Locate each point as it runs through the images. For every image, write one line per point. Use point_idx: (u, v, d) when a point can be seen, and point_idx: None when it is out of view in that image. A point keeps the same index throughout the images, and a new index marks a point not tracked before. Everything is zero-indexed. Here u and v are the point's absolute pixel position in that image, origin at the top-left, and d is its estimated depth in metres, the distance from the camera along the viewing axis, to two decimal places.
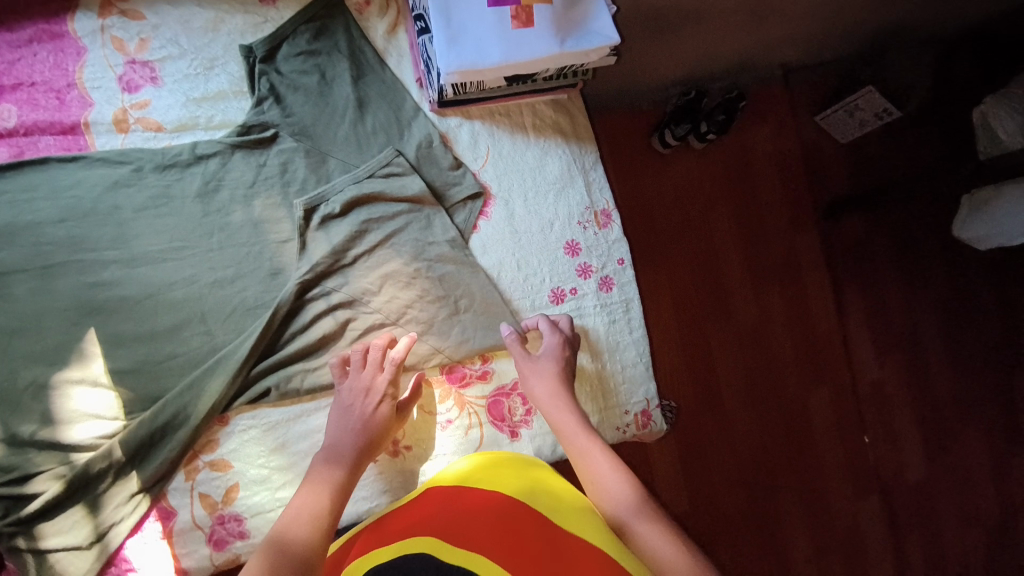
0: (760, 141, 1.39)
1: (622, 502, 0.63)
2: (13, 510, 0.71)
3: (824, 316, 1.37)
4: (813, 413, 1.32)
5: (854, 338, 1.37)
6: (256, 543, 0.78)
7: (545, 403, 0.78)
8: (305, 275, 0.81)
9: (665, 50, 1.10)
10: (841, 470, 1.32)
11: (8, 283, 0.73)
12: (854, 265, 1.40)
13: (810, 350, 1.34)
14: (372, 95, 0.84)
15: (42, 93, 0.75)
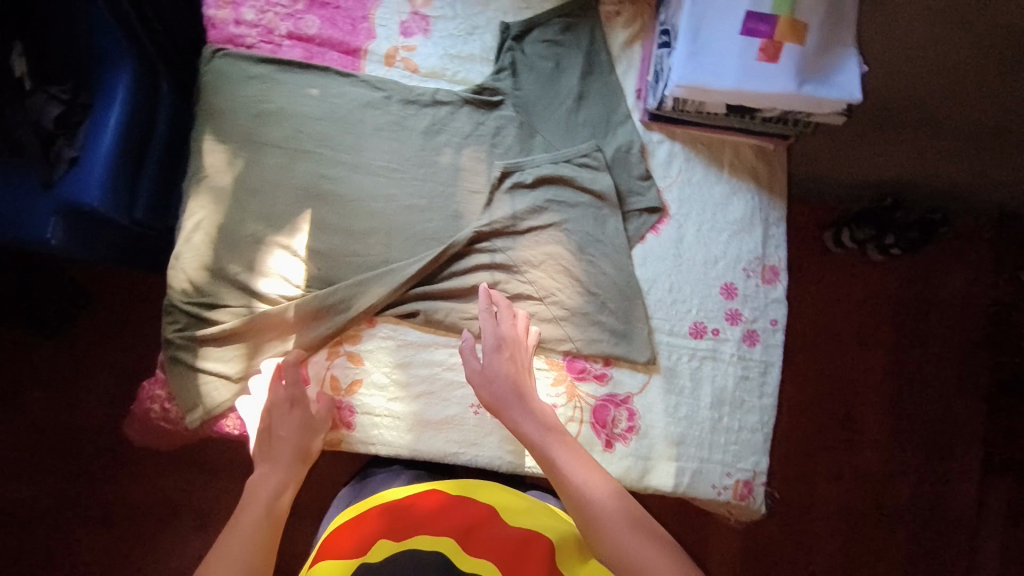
0: (938, 276, 1.38)
1: (605, 508, 0.69)
2: (195, 326, 0.89)
3: (936, 475, 1.32)
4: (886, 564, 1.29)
5: (959, 508, 1.32)
6: (359, 436, 0.88)
7: (513, 407, 0.78)
8: (480, 228, 0.88)
9: (877, 150, 1.07)
10: None
11: (265, 152, 0.90)
12: (988, 436, 1.34)
13: (908, 503, 1.31)
14: (593, 92, 0.90)
15: (342, 17, 0.91)
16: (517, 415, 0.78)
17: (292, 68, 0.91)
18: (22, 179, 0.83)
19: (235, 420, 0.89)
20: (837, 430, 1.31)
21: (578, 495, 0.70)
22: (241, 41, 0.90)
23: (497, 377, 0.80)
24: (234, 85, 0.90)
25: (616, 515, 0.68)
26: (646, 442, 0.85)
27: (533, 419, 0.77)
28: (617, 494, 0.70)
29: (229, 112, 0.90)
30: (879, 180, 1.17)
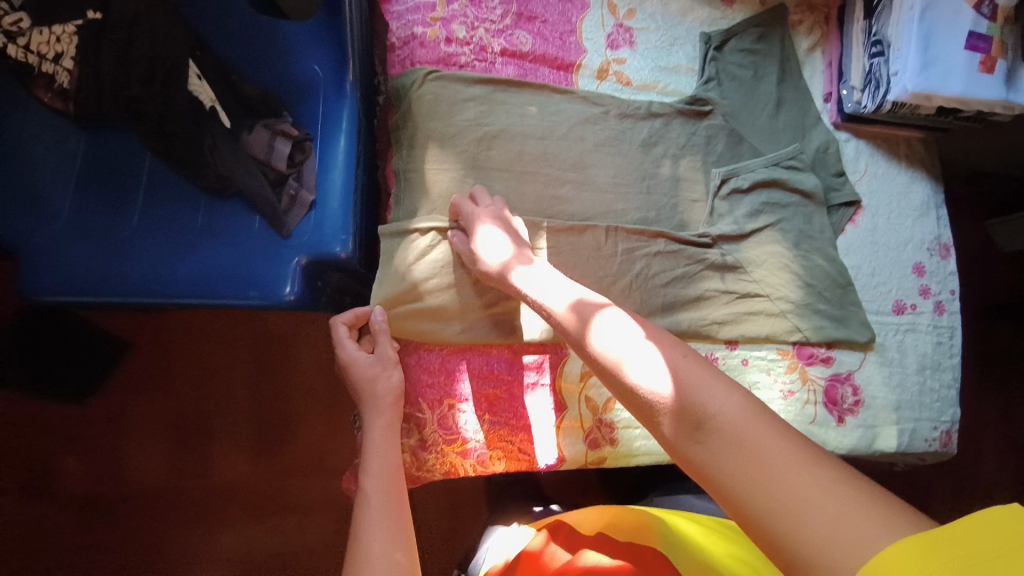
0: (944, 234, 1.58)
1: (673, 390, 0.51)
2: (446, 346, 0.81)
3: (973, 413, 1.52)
4: (941, 497, 1.46)
5: (987, 439, 1.50)
6: (622, 452, 0.88)
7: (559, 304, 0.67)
8: (710, 237, 0.92)
9: None
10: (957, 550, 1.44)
11: (494, 178, 0.85)
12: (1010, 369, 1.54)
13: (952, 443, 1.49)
14: (788, 98, 0.97)
15: (551, 33, 0.89)
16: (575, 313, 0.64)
17: (508, 87, 0.87)
18: (258, 229, 0.76)
19: (497, 459, 0.84)
20: None
21: (636, 354, 0.56)
22: (456, 60, 0.86)
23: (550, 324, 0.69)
24: (453, 109, 0.84)
25: (681, 363, 0.53)
26: (870, 413, 0.96)
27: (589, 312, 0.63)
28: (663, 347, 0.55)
29: (451, 137, 0.84)
30: None
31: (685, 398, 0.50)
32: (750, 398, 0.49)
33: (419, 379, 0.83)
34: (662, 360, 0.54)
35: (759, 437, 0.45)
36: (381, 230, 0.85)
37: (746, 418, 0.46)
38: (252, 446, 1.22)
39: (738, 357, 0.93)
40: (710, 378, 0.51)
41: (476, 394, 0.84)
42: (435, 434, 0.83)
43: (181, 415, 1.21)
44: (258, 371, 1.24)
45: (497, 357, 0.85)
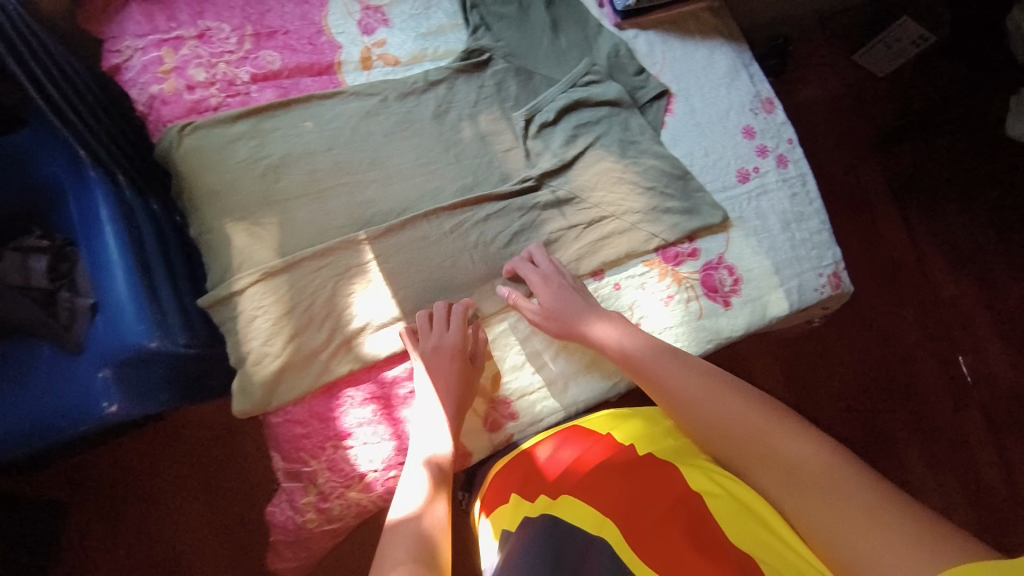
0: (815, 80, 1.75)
1: (741, 427, 0.60)
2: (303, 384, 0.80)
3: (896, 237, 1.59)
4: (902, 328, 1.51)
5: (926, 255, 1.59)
6: (527, 422, 0.83)
7: (626, 347, 0.74)
8: (533, 178, 0.90)
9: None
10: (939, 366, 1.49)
11: (293, 207, 0.82)
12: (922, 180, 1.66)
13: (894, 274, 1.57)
14: (563, 17, 0.95)
15: (297, 40, 0.85)
16: (637, 359, 0.72)
17: (272, 111, 0.82)
18: (49, 354, 0.76)
19: (403, 479, 0.81)
20: None
21: (701, 399, 0.64)
22: (206, 105, 0.81)
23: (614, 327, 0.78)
24: (222, 155, 0.80)
25: (750, 413, 0.60)
26: (754, 286, 0.95)
27: (649, 356, 0.71)
28: (725, 387, 0.63)
29: (232, 184, 0.80)
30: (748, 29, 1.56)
31: (757, 449, 0.58)
32: (820, 439, 0.56)
33: (293, 432, 0.80)
34: (724, 401, 0.62)
35: (815, 456, 0.54)
36: (202, 303, 0.80)
37: (808, 452, 0.55)
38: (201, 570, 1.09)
39: (609, 285, 0.92)
40: (774, 416, 0.59)
41: (358, 424, 0.81)
42: (331, 480, 0.80)
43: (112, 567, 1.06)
44: (184, 481, 1.11)
45: (366, 382, 0.82)
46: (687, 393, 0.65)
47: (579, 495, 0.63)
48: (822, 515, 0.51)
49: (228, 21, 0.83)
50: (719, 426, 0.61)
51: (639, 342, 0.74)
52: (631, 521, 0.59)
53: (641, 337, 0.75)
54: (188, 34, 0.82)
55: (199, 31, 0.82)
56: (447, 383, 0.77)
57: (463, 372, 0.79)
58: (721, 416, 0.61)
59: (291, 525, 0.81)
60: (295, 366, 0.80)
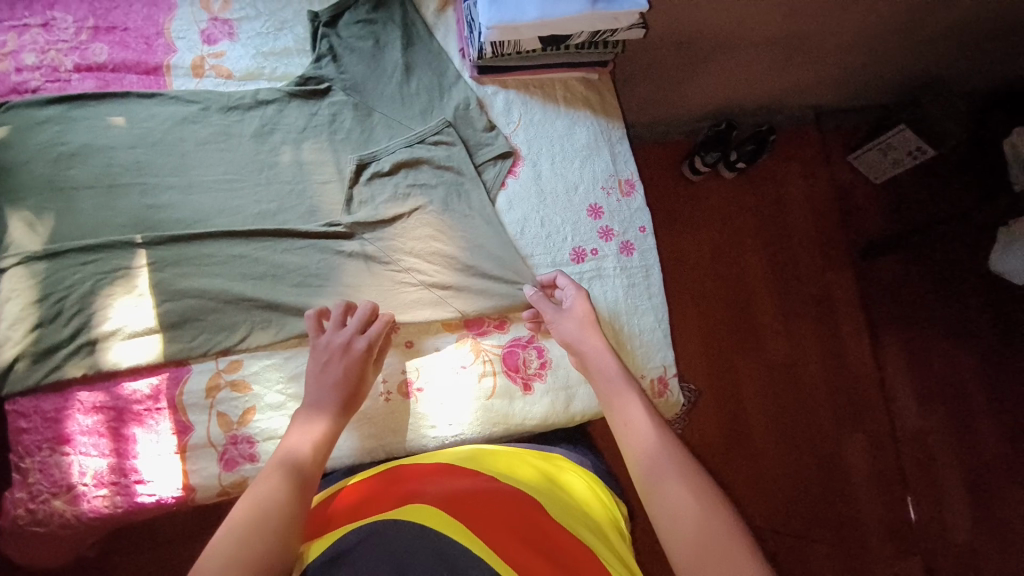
0: (791, 181, 1.83)
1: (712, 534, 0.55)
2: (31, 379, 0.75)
3: (860, 352, 1.71)
4: (849, 449, 1.63)
5: (892, 377, 1.70)
6: (265, 468, 0.78)
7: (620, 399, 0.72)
8: (345, 226, 0.85)
9: (715, 77, 1.46)
10: (870, 480, 1.61)
11: (75, 197, 0.80)
12: (890, 305, 1.75)
13: (845, 393, 1.68)
14: (419, 62, 0.93)
15: (134, 39, 0.86)
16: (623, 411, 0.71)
17: (85, 100, 0.83)
18: None
19: (115, 501, 0.74)
20: (755, 343, 1.68)
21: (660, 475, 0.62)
22: (27, 87, 0.83)
23: (590, 350, 0.78)
24: (24, 134, 0.81)
25: (715, 515, 0.57)
26: (561, 373, 0.87)
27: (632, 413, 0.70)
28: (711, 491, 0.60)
29: (24, 163, 0.80)
30: (708, 110, 1.63)
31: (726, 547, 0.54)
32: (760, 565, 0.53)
33: (17, 424, 0.75)
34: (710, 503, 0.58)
35: None
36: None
37: None
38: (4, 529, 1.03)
39: (401, 341, 0.85)
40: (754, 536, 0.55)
41: (84, 431, 0.75)
42: (39, 483, 0.73)
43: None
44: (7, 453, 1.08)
45: (102, 389, 0.77)
46: (653, 474, 0.63)
47: (445, 498, 0.60)
48: None
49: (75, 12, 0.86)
50: (694, 524, 0.57)
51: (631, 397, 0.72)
52: (511, 551, 0.53)
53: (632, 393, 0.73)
54: (35, 22, 0.85)
55: (45, 20, 0.85)
56: (333, 381, 0.74)
57: (362, 369, 0.76)
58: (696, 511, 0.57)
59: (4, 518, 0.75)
60: (29, 358, 0.75)
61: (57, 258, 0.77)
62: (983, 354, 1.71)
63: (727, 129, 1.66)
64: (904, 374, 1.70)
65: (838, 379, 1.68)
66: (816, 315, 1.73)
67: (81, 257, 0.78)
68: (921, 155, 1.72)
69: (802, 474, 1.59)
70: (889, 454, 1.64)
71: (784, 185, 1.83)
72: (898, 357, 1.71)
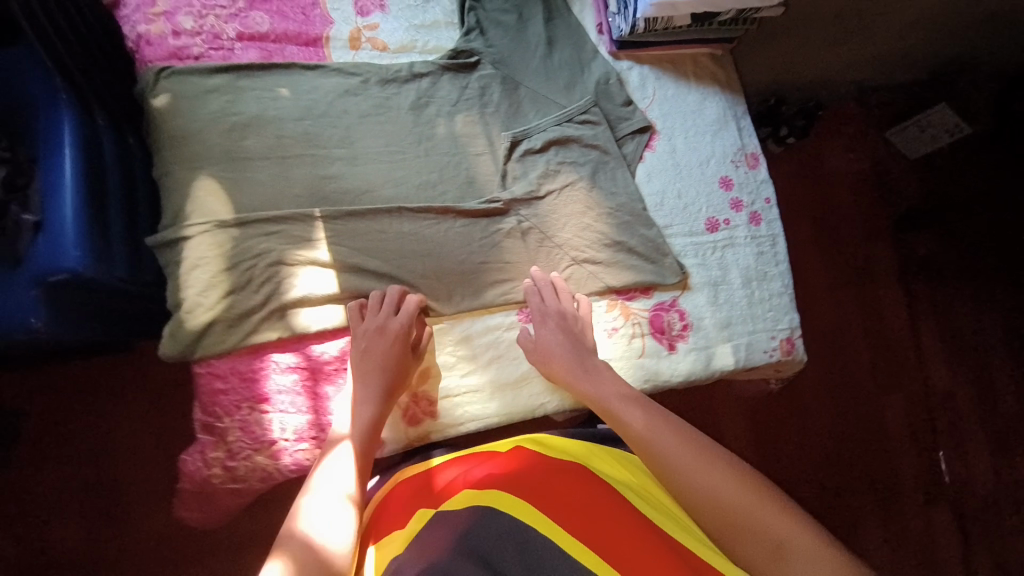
0: (836, 153, 1.76)
1: (722, 498, 0.57)
2: (229, 342, 0.78)
3: (901, 317, 1.64)
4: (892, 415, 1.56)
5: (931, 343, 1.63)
6: (445, 423, 0.83)
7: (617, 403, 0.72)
8: (503, 200, 0.90)
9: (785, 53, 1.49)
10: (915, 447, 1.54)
11: (252, 166, 0.82)
12: (942, 272, 1.69)
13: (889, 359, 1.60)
14: (560, 37, 0.97)
15: (291, 9, 0.90)
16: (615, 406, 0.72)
17: (251, 71, 0.85)
18: None
19: (313, 454, 0.79)
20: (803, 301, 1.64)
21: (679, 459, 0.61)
22: (188, 53, 0.84)
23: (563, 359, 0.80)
24: (195, 103, 0.81)
25: (731, 480, 0.58)
26: (702, 334, 0.93)
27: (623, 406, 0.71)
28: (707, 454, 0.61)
29: (197, 133, 0.81)
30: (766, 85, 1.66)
31: (734, 507, 0.57)
32: (806, 522, 0.55)
33: (211, 386, 0.78)
34: (713, 469, 0.60)
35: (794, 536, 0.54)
36: (151, 241, 0.80)
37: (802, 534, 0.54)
38: (149, 488, 1.08)
39: None
40: (757, 490, 0.58)
41: (280, 390, 0.80)
42: (239, 441, 0.77)
43: (71, 476, 1.06)
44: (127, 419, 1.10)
45: (295, 351, 0.82)
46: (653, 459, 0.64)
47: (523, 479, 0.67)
48: None
49: None
50: (704, 496, 0.58)
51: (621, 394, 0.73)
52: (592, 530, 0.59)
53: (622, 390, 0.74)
54: None
55: None
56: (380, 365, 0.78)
57: (403, 354, 0.79)
58: (702, 480, 0.59)
59: (198, 477, 0.78)
60: (226, 322, 0.78)
61: (246, 226, 0.80)
62: (1007, 312, 1.67)
63: (776, 104, 1.66)
64: (932, 329, 1.64)
65: (885, 345, 1.61)
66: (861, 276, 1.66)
67: (267, 225, 0.81)
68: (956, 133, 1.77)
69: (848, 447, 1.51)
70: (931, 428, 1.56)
71: (829, 156, 1.75)
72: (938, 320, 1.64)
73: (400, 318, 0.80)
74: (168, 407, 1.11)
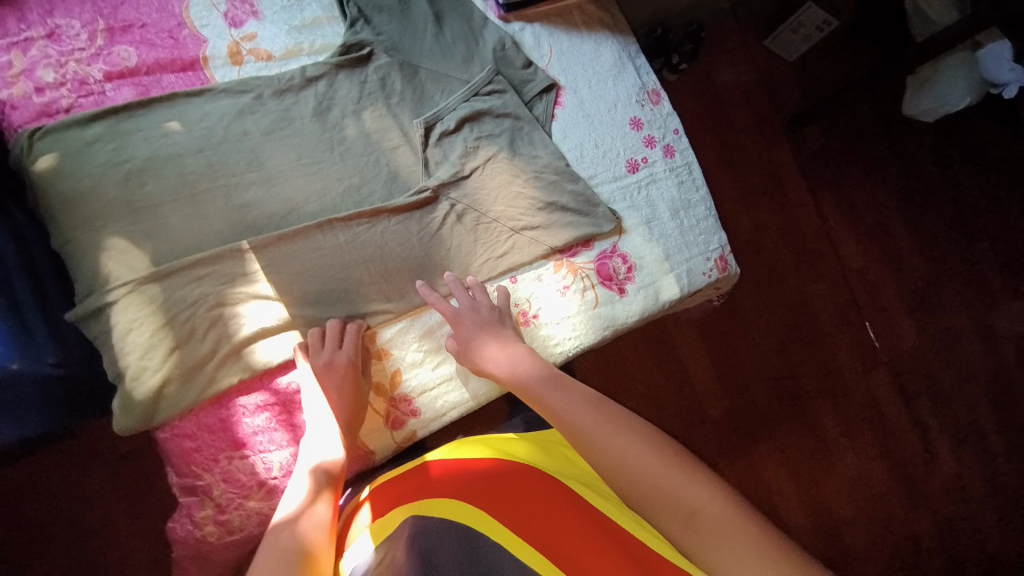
0: (724, 69, 1.84)
1: (645, 472, 0.61)
2: (191, 397, 0.76)
3: (805, 212, 1.78)
4: (812, 301, 1.71)
5: (834, 227, 1.78)
6: (429, 417, 0.86)
7: (537, 385, 0.75)
8: (431, 188, 0.90)
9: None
10: (835, 323, 1.70)
11: (164, 212, 0.78)
12: (835, 162, 1.83)
13: (801, 252, 1.74)
14: (446, 10, 0.96)
15: (156, 35, 0.83)
16: (538, 389, 0.74)
17: (130, 111, 0.79)
18: None
19: None
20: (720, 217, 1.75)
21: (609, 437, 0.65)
22: (57, 107, 0.77)
23: (487, 349, 0.81)
24: (78, 159, 0.75)
25: (650, 453, 0.62)
26: (645, 272, 0.99)
27: (544, 387, 0.74)
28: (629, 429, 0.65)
29: (90, 190, 0.75)
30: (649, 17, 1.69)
31: (651, 476, 0.60)
32: (719, 487, 0.59)
33: (182, 446, 0.76)
34: (635, 444, 0.63)
35: (706, 501, 0.57)
36: (72, 316, 0.74)
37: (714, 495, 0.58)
38: (154, 558, 1.08)
39: (505, 279, 0.93)
40: (676, 458, 0.62)
41: (256, 431, 0.79)
42: (227, 492, 0.77)
43: (71, 562, 1.05)
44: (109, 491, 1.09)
45: (260, 389, 0.80)
46: (583, 435, 0.66)
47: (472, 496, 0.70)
48: (729, 544, 0.54)
49: (78, 16, 0.81)
50: (627, 468, 0.62)
51: (545, 377, 0.76)
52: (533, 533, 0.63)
53: (546, 372, 0.77)
54: (37, 34, 0.78)
55: (48, 29, 0.79)
56: (338, 400, 0.78)
57: (354, 384, 0.79)
58: (625, 455, 0.62)
59: (192, 540, 0.77)
60: (181, 379, 0.75)
61: (174, 278, 0.76)
62: (896, 186, 1.82)
63: (662, 33, 1.67)
64: (840, 219, 1.79)
65: (796, 239, 1.75)
66: (765, 185, 1.78)
67: (195, 272, 0.77)
68: (827, 28, 1.76)
69: (779, 344, 1.65)
70: (846, 303, 1.73)
71: (717, 78, 1.83)
72: (833, 206, 1.80)
73: (343, 351, 0.80)
74: (150, 474, 1.11)
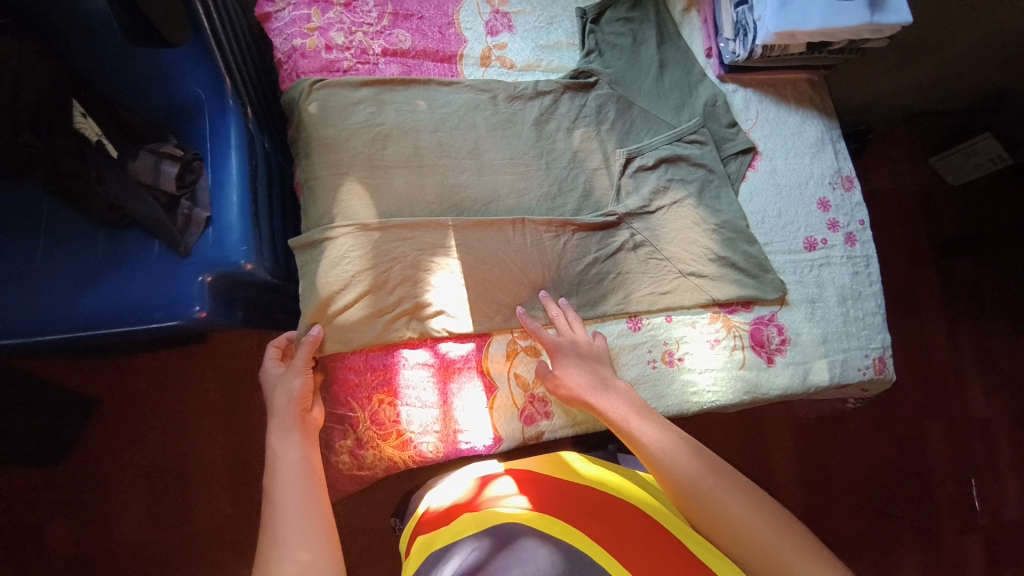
0: (886, 176, 1.75)
1: (757, 538, 0.61)
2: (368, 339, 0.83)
3: (941, 342, 1.64)
4: (930, 436, 1.56)
5: (967, 369, 1.63)
6: (559, 423, 0.89)
7: (634, 424, 0.76)
8: (618, 214, 0.94)
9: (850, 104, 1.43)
10: (948, 467, 1.55)
11: (392, 174, 0.87)
12: (987, 299, 1.68)
13: (931, 381, 1.60)
14: (670, 59, 1.04)
15: (429, 27, 0.96)
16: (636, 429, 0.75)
17: (392, 85, 0.91)
18: (159, 253, 0.80)
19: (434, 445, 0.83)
20: None
21: (713, 495, 0.65)
22: (339, 66, 0.90)
23: (580, 380, 0.82)
24: (341, 113, 0.87)
25: (762, 520, 0.63)
26: (799, 350, 0.97)
27: (642, 427, 0.75)
28: (738, 491, 0.66)
29: (345, 140, 0.86)
30: None
31: (762, 543, 0.61)
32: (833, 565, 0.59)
33: (346, 377, 0.83)
34: (745, 508, 0.64)
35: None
36: (295, 240, 0.84)
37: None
38: (231, 478, 1.16)
39: (661, 315, 0.95)
40: (788, 528, 0.62)
41: (410, 384, 0.84)
42: (369, 430, 0.82)
43: (180, 445, 1.16)
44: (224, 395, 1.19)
45: (426, 349, 0.86)
46: (688, 488, 0.67)
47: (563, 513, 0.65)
48: None
49: None
50: (737, 530, 0.63)
51: (643, 418, 0.76)
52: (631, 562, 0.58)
53: (644, 413, 0.78)
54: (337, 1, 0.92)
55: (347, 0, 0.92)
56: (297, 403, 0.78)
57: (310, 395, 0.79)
58: (735, 517, 0.63)
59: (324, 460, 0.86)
60: (366, 321, 0.83)
61: (382, 230, 0.84)
62: None
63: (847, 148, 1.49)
64: (981, 360, 1.64)
65: (926, 368, 1.61)
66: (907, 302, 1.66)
67: (400, 230, 0.85)
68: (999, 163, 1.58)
69: (881, 468, 1.52)
70: (966, 449, 1.57)
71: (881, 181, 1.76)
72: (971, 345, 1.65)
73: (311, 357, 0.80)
74: (254, 401, 1.19)
